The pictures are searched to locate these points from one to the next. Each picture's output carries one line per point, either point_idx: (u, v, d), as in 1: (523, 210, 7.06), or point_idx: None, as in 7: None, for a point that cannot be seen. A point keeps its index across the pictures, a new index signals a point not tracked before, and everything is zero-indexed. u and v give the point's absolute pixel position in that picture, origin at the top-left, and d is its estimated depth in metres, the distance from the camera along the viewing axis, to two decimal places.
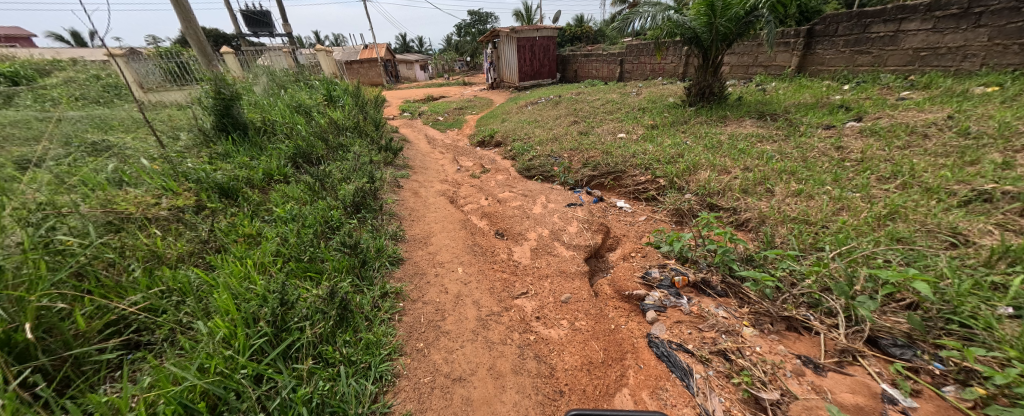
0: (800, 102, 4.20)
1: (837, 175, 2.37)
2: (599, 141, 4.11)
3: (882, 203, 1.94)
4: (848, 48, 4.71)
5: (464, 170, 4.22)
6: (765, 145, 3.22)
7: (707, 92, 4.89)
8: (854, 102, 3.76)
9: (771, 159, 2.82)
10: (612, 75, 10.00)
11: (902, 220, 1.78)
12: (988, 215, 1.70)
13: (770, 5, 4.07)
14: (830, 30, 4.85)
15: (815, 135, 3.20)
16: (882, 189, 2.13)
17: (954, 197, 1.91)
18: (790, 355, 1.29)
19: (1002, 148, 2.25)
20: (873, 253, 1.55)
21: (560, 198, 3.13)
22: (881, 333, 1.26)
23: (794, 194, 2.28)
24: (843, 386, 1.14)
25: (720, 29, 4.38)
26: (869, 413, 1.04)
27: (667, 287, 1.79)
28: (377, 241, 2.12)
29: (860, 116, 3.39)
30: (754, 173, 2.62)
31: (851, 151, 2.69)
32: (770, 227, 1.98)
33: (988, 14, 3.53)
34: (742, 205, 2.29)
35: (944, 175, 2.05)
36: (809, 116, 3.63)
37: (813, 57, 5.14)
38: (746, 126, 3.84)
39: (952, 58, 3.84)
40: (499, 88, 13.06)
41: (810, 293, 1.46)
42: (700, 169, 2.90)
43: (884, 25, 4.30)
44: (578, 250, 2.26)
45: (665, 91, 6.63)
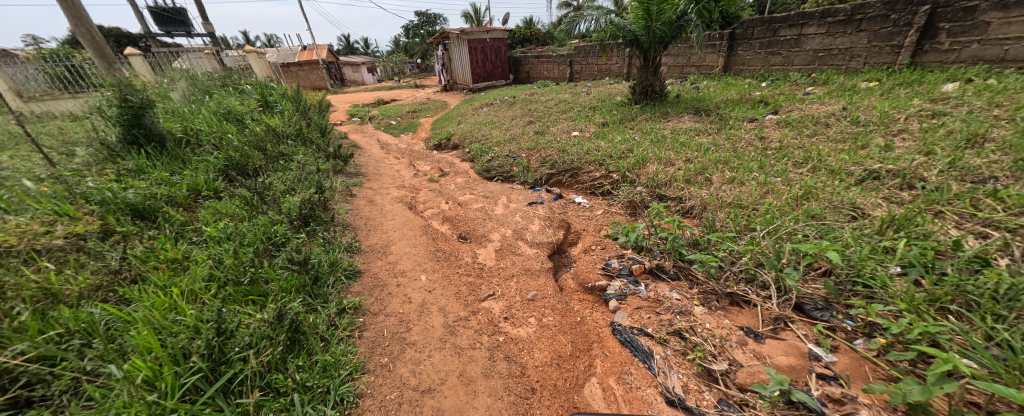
0: (728, 98, 4.66)
1: (762, 162, 2.66)
2: (554, 140, 4.22)
3: (799, 185, 2.21)
4: (763, 50, 5.31)
5: (421, 175, 4.11)
6: (702, 138, 3.52)
7: (650, 91, 5.24)
8: (771, 97, 4.25)
9: (708, 151, 3.10)
10: (562, 75, 10.32)
11: (815, 199, 2.04)
12: (878, 190, 2.01)
13: (697, 11, 4.47)
14: (747, 34, 5.44)
15: (742, 127, 3.56)
16: (798, 172, 2.43)
17: (852, 176, 2.23)
18: (734, 327, 1.43)
19: (885, 133, 2.67)
20: (795, 229, 1.76)
21: (521, 197, 3.17)
22: (805, 299, 1.44)
23: (729, 181, 2.52)
24: (778, 350, 1.28)
25: (656, 32, 4.70)
26: (800, 371, 1.18)
27: (626, 276, 1.89)
28: (330, 255, 1.99)
29: (777, 109, 3.84)
30: (695, 164, 2.85)
31: (772, 141, 3.04)
32: (711, 213, 2.17)
33: (866, 21, 4.17)
34: (686, 194, 2.49)
35: (844, 158, 2.39)
36: (737, 111, 4.04)
37: (736, 58, 5.72)
38: (685, 121, 4.17)
39: (842, 58, 4.48)
40: (452, 90, 12.89)
41: (747, 269, 1.62)
42: (648, 162, 3.10)
43: (790, 30, 4.90)
44: (541, 248, 2.30)
45: (613, 90, 6.99)
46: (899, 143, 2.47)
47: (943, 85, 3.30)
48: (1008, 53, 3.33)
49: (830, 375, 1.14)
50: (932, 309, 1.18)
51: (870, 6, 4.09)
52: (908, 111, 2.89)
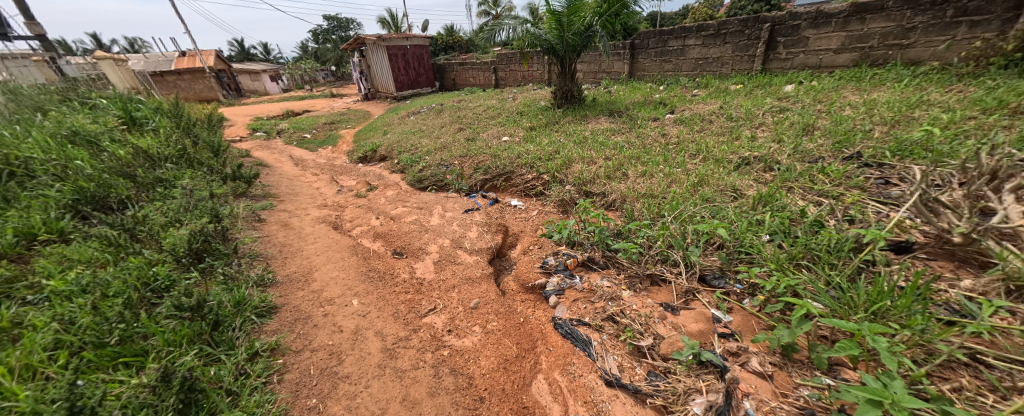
0: (635, 100, 5.23)
1: (667, 156, 3.04)
2: (485, 146, 4.26)
3: (695, 174, 2.58)
4: (657, 58, 6.10)
5: (346, 191, 3.79)
6: (617, 137, 3.89)
7: (569, 96, 5.63)
8: (668, 99, 4.90)
9: (623, 149, 3.43)
10: (488, 82, 10.50)
11: (707, 184, 2.40)
12: (750, 173, 2.45)
13: (601, 23, 4.94)
14: (644, 44, 6.19)
15: (648, 126, 4.03)
16: (693, 163, 2.84)
17: (731, 163, 2.68)
18: (656, 305, 1.60)
19: (752, 126, 3.26)
20: (694, 213, 2.05)
21: (456, 205, 3.13)
22: (707, 271, 1.68)
23: (642, 174, 2.83)
24: (690, 318, 1.47)
25: (569, 41, 5.05)
26: (707, 334, 1.37)
27: (562, 271, 2.00)
28: (236, 292, 1.72)
29: (674, 109, 4.43)
30: (613, 161, 3.14)
31: (672, 137, 3.50)
32: (630, 204, 2.41)
33: (729, 34, 5.06)
34: (608, 189, 2.72)
35: (725, 148, 2.87)
36: (643, 112, 4.56)
37: (637, 65, 6.46)
38: (602, 122, 4.56)
39: (716, 65, 5.37)
40: (374, 99, 12.19)
41: (661, 251, 1.84)
42: (574, 162, 3.32)
43: (676, 41, 5.71)
44: (480, 253, 2.30)
45: (537, 96, 7.33)
46: (762, 133, 3.05)
47: (785, 87, 4.18)
48: (822, 61, 4.35)
49: (729, 333, 1.35)
50: (791, 266, 1.48)
51: (731, 22, 4.98)
52: (765, 107, 3.58)
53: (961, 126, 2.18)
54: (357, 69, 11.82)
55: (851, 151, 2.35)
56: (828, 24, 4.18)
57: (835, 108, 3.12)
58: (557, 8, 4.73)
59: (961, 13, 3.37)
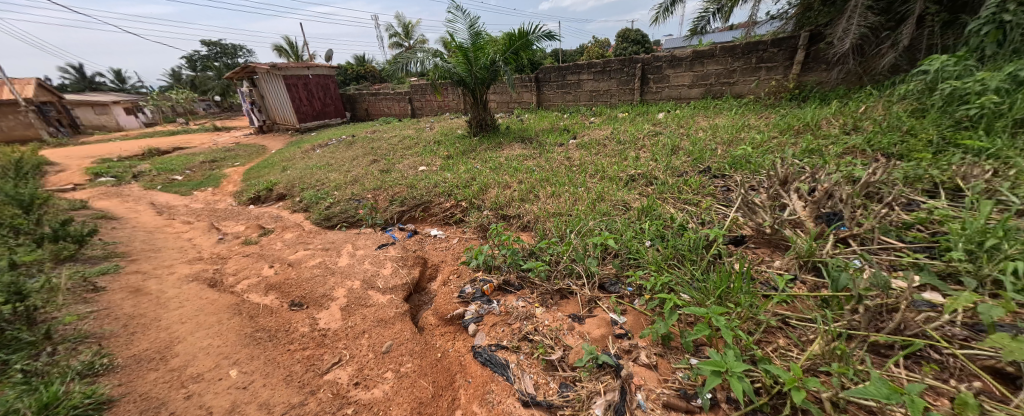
0: (544, 127, 5.71)
1: (571, 177, 3.35)
2: (401, 177, 4.12)
3: (595, 191, 2.90)
4: (559, 90, 6.81)
5: (230, 239, 3.24)
6: (529, 161, 4.16)
7: (483, 124, 5.87)
8: (571, 126, 5.46)
9: (534, 172, 3.68)
10: (404, 112, 10.32)
11: (605, 200, 2.71)
12: (637, 187, 2.86)
13: (504, 59, 5.29)
14: (547, 78, 6.88)
15: (556, 150, 4.41)
16: (594, 181, 3.19)
17: (623, 179, 3.08)
18: (565, 317, 1.71)
19: (636, 148, 3.82)
20: (593, 228, 2.29)
21: (369, 241, 2.92)
22: (605, 280, 1.87)
23: (551, 195, 3.06)
24: (594, 325, 1.60)
25: (477, 75, 5.31)
26: (606, 337, 1.51)
27: (480, 297, 2.01)
28: (42, 393, 1.28)
29: (576, 135, 4.94)
30: (526, 185, 3.34)
31: (575, 159, 3.89)
32: (541, 223, 2.57)
33: (613, 71, 5.94)
34: (522, 211, 2.86)
35: (618, 167, 3.29)
36: (550, 138, 4.96)
37: (543, 96, 7.11)
38: (516, 149, 4.83)
39: (606, 96, 6.23)
40: (271, 132, 10.92)
41: (567, 266, 1.99)
42: (490, 188, 3.43)
43: (572, 75, 6.48)
44: (394, 291, 2.17)
45: (453, 125, 7.46)
46: (643, 154, 3.58)
47: (658, 114, 5.03)
48: (682, 94, 5.39)
49: (624, 333, 1.51)
50: (666, 266, 1.75)
51: (613, 62, 5.88)
52: (645, 132, 4.24)
53: (770, 144, 2.90)
54: (247, 99, 10.50)
55: (705, 165, 2.92)
56: (681, 65, 5.22)
57: (693, 131, 3.86)
58: (462, 43, 5.06)
59: (761, 61, 4.56)
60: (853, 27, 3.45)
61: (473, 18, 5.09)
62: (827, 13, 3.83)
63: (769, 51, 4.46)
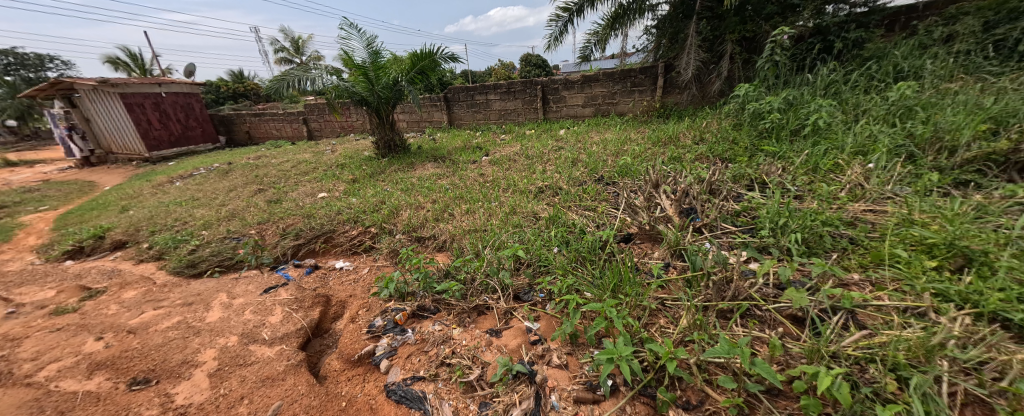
0: (456, 146, 5.70)
1: (485, 193, 3.40)
2: (294, 207, 3.62)
3: (508, 205, 2.99)
4: (469, 109, 6.96)
5: (29, 311, 2.36)
6: (442, 180, 4.10)
7: (392, 145, 5.59)
8: (483, 144, 5.59)
9: (448, 191, 3.64)
10: (297, 134, 9.19)
11: (517, 212, 2.82)
12: (545, 198, 3.05)
13: (408, 79, 5.18)
14: (456, 98, 6.97)
15: (469, 168, 4.44)
16: (506, 195, 3.30)
17: (533, 191, 3.26)
18: (483, 334, 1.69)
19: (542, 162, 4.10)
20: (506, 241, 2.35)
21: (252, 285, 2.43)
22: (520, 290, 1.93)
23: (466, 212, 3.05)
24: (510, 337, 1.63)
25: (380, 94, 5.06)
26: (522, 346, 1.55)
27: (392, 329, 1.85)
28: None
29: (488, 153, 5.06)
30: (439, 204, 3.27)
31: (488, 176, 3.98)
32: (457, 242, 2.54)
33: (517, 92, 6.34)
34: (437, 231, 2.78)
35: (528, 181, 3.47)
36: (463, 156, 4.98)
37: (453, 115, 7.17)
38: (428, 168, 4.71)
39: (513, 115, 6.59)
40: (106, 163, 8.55)
41: (482, 282, 1.98)
42: (401, 210, 3.26)
43: (480, 95, 6.71)
44: (285, 340, 1.85)
45: (358, 146, 6.93)
46: (549, 167, 3.86)
47: (560, 131, 5.51)
48: (577, 113, 6.04)
49: (538, 339, 1.56)
50: (571, 268, 1.89)
51: (516, 83, 6.27)
52: (550, 147, 4.58)
53: (647, 153, 3.43)
54: (65, 124, 8.10)
55: (599, 174, 3.28)
56: (574, 87, 5.86)
57: (589, 145, 4.32)
58: (360, 62, 4.77)
59: (634, 85, 5.41)
60: (692, 61, 4.35)
61: (371, 36, 4.88)
62: (674, 49, 4.78)
63: (639, 77, 5.33)
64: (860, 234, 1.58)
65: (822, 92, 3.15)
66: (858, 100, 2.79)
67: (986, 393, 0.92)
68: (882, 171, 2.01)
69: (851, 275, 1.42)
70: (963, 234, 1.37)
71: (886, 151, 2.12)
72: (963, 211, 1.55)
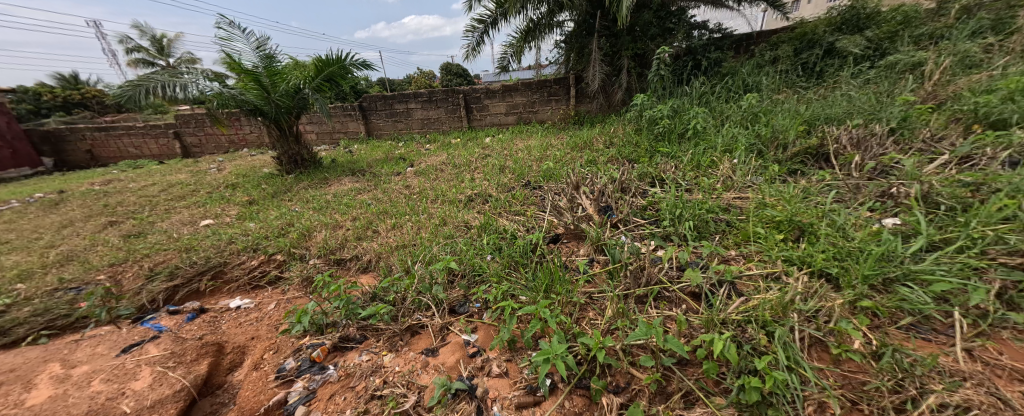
0: (376, 158, 5.32)
1: (411, 205, 3.23)
2: (168, 240, 2.95)
3: (437, 217, 2.89)
4: (388, 119, 6.60)
5: None
6: (362, 195, 3.79)
7: (299, 159, 4.97)
8: (407, 154, 5.33)
9: (370, 206, 3.37)
10: (167, 151, 7.55)
11: (447, 223, 2.75)
12: (475, 206, 3.03)
13: (313, 86, 4.66)
14: (372, 107, 6.55)
15: (392, 180, 4.18)
16: (435, 206, 3.18)
17: (462, 200, 3.21)
18: (418, 355, 1.59)
19: (470, 170, 4.07)
20: (437, 254, 2.27)
21: (100, 347, 1.81)
22: (455, 303, 1.87)
23: (392, 227, 2.86)
24: (448, 354, 1.56)
25: (278, 103, 4.46)
26: (460, 361, 1.50)
27: (309, 369, 1.61)
28: None
29: (413, 163, 4.85)
30: (361, 221, 3.01)
31: (414, 187, 3.80)
32: (384, 260, 2.36)
33: (439, 100, 6.22)
34: (359, 251, 2.55)
35: (456, 190, 3.41)
36: (385, 168, 4.68)
37: (371, 125, 6.72)
38: (346, 183, 4.32)
39: (437, 124, 6.45)
40: None
41: (414, 300, 1.87)
42: (315, 232, 2.91)
43: (400, 104, 6.42)
44: (161, 407, 1.42)
45: (255, 162, 6.00)
46: (477, 175, 3.86)
47: (485, 139, 5.56)
48: (501, 121, 6.18)
49: (477, 351, 1.53)
50: (505, 274, 1.91)
51: (437, 92, 6.16)
52: (476, 155, 4.59)
53: (568, 158, 3.66)
54: None
55: (526, 179, 3.39)
56: (495, 96, 5.99)
57: (514, 151, 4.44)
58: (250, 67, 4.14)
59: (550, 95, 5.76)
60: (597, 73, 4.83)
61: (261, 38, 4.28)
62: (582, 63, 5.24)
63: (554, 87, 5.70)
64: (733, 217, 1.93)
65: (698, 101, 3.77)
66: (723, 108, 3.42)
67: (821, 334, 1.21)
68: (744, 165, 2.48)
69: (730, 251, 1.72)
70: (797, 211, 1.77)
71: (745, 149, 2.63)
72: (795, 193, 2.00)
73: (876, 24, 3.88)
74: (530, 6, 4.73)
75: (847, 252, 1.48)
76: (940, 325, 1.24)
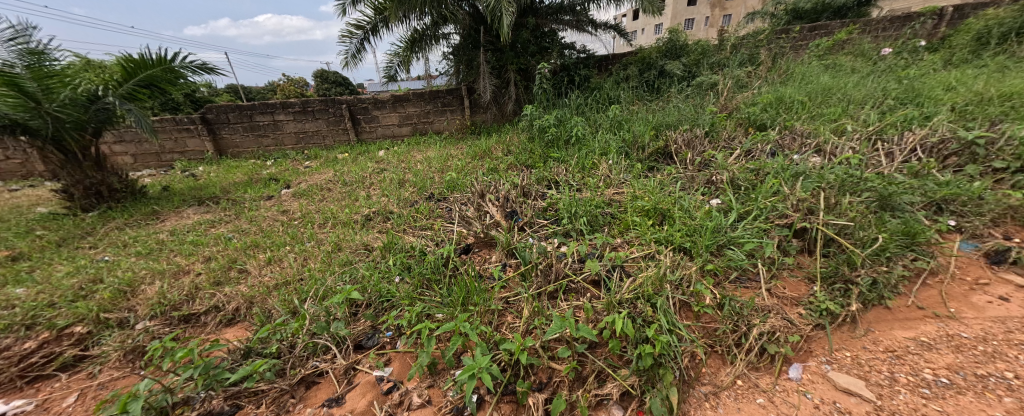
0: (235, 181, 4.33)
1: (292, 233, 2.73)
2: None
3: (327, 243, 2.51)
4: (248, 133, 5.49)
5: None
6: (218, 228, 3.02)
7: (106, 190, 3.65)
8: (278, 174, 4.50)
9: (230, 241, 2.71)
10: None
11: (341, 249, 2.42)
12: (374, 226, 2.74)
13: (125, 93, 3.50)
14: (221, 119, 5.33)
15: (261, 207, 3.45)
16: (323, 231, 2.76)
17: (358, 221, 2.87)
18: (319, 410, 1.33)
19: (364, 187, 3.69)
20: (331, 285, 1.96)
21: None
22: (360, 337, 1.64)
23: (266, 263, 2.36)
24: (358, 398, 1.35)
25: (59, 117, 3.16)
26: (374, 404, 1.31)
27: None
28: None
29: (288, 184, 4.12)
30: (219, 261, 2.39)
31: (293, 212, 3.22)
32: (259, 305, 1.92)
33: (317, 111, 5.47)
34: (221, 299, 2.01)
35: (348, 210, 3.04)
36: (250, 192, 3.85)
37: (223, 141, 5.48)
38: (191, 215, 3.38)
39: (317, 138, 5.66)
40: None
41: (306, 345, 1.56)
42: (142, 286, 2.16)
43: (263, 116, 5.41)
44: None
45: (21, 199, 4.15)
46: (373, 192, 3.52)
47: (378, 152, 5.14)
48: (394, 133, 5.82)
49: (393, 386, 1.37)
50: (417, 295, 1.77)
51: (313, 101, 5.43)
52: (370, 170, 4.19)
53: (470, 167, 3.66)
54: None
55: (430, 192, 3.25)
56: (385, 107, 5.60)
57: (413, 164, 4.22)
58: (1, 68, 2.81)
59: (444, 105, 5.70)
60: (488, 85, 5.02)
61: (15, 25, 2.92)
62: (471, 75, 5.37)
63: (447, 97, 5.64)
64: (616, 210, 2.23)
65: (577, 112, 4.28)
66: (597, 117, 3.96)
67: (686, 297, 1.50)
68: (618, 165, 2.91)
69: (617, 239, 1.98)
70: (659, 200, 2.17)
71: (616, 152, 3.10)
72: (657, 186, 2.45)
73: (687, 53, 5.12)
74: (413, 15, 4.61)
75: (694, 229, 1.89)
76: (753, 274, 1.68)
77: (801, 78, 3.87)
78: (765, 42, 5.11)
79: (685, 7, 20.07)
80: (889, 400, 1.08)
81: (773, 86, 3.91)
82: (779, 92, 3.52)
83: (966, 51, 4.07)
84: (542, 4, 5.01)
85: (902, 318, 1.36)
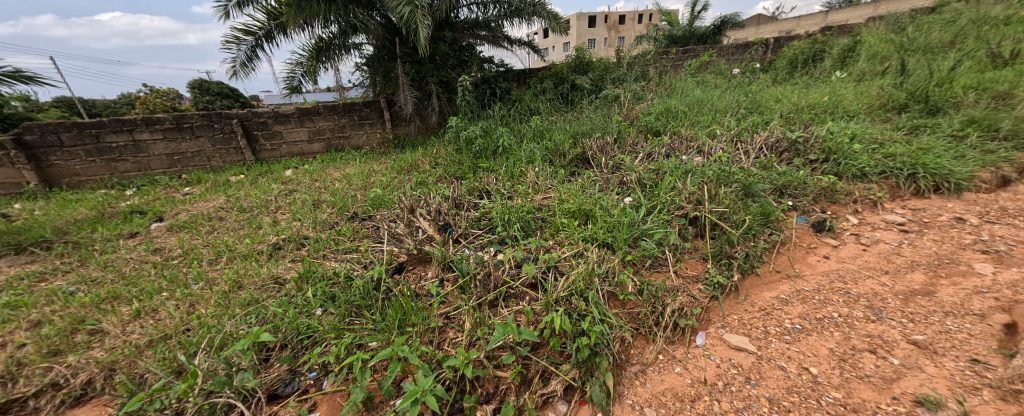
0: (78, 218, 3.38)
1: (170, 276, 2.24)
2: None
3: (222, 282, 2.12)
4: (95, 157, 4.38)
5: None
6: (52, 282, 2.31)
7: None
8: (144, 205, 3.66)
9: (74, 296, 2.09)
10: None
11: (243, 287, 2.07)
12: (286, 255, 2.42)
13: None
14: (49, 140, 4.16)
15: (120, 248, 2.75)
16: (216, 269, 2.33)
17: (262, 253, 2.49)
18: None
19: (269, 212, 3.22)
20: (233, 331, 1.66)
21: None
22: (275, 385, 1.43)
23: (133, 318, 1.89)
24: None
25: None
26: None
27: None
28: None
29: (160, 216, 3.38)
30: (56, 324, 1.82)
31: (170, 250, 2.65)
32: (128, 370, 1.53)
33: (196, 128, 4.62)
34: (63, 373, 1.54)
35: (248, 241, 2.62)
36: (101, 232, 3.04)
37: (54, 168, 4.26)
38: (4, 270, 2.52)
39: (199, 160, 4.76)
40: None
41: (202, 407, 1.30)
42: None
43: (116, 135, 4.36)
44: None
45: None
46: (281, 217, 3.10)
47: (284, 172, 4.56)
48: (303, 149, 5.21)
49: None
50: (344, 326, 1.61)
51: (191, 116, 4.57)
52: (275, 192, 3.69)
53: (395, 183, 3.49)
54: None
55: (352, 211, 3.00)
56: (288, 122, 5.00)
57: (329, 182, 3.85)
58: None
59: (362, 119, 5.32)
60: (408, 97, 4.88)
61: None
62: (389, 86, 5.16)
63: (364, 110, 5.29)
64: (545, 214, 2.37)
65: (501, 123, 4.43)
66: (520, 128, 4.15)
67: (613, 287, 1.66)
68: (542, 172, 3.09)
69: (549, 242, 2.10)
70: (582, 202, 2.37)
71: (541, 160, 3.29)
72: (580, 189, 2.66)
73: (593, 69, 5.73)
74: (316, 23, 4.26)
75: (613, 225, 2.10)
76: (662, 260, 1.95)
77: (681, 92, 4.65)
78: (652, 62, 6.01)
79: (586, 29, 22.45)
80: (766, 349, 1.35)
81: (662, 98, 4.60)
82: (667, 103, 4.16)
83: (785, 72, 5.38)
84: (457, 19, 5.16)
85: (767, 281, 1.73)
